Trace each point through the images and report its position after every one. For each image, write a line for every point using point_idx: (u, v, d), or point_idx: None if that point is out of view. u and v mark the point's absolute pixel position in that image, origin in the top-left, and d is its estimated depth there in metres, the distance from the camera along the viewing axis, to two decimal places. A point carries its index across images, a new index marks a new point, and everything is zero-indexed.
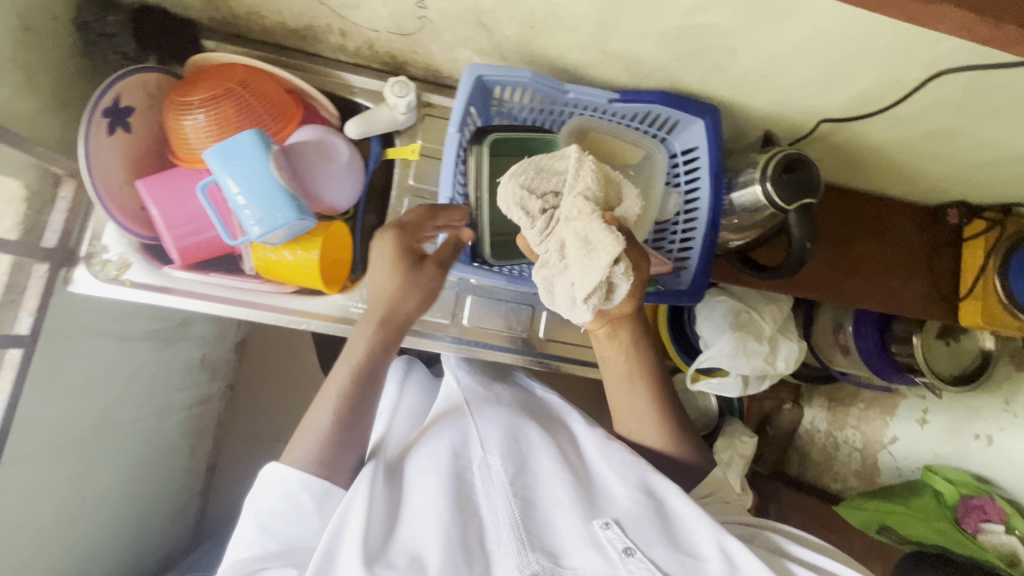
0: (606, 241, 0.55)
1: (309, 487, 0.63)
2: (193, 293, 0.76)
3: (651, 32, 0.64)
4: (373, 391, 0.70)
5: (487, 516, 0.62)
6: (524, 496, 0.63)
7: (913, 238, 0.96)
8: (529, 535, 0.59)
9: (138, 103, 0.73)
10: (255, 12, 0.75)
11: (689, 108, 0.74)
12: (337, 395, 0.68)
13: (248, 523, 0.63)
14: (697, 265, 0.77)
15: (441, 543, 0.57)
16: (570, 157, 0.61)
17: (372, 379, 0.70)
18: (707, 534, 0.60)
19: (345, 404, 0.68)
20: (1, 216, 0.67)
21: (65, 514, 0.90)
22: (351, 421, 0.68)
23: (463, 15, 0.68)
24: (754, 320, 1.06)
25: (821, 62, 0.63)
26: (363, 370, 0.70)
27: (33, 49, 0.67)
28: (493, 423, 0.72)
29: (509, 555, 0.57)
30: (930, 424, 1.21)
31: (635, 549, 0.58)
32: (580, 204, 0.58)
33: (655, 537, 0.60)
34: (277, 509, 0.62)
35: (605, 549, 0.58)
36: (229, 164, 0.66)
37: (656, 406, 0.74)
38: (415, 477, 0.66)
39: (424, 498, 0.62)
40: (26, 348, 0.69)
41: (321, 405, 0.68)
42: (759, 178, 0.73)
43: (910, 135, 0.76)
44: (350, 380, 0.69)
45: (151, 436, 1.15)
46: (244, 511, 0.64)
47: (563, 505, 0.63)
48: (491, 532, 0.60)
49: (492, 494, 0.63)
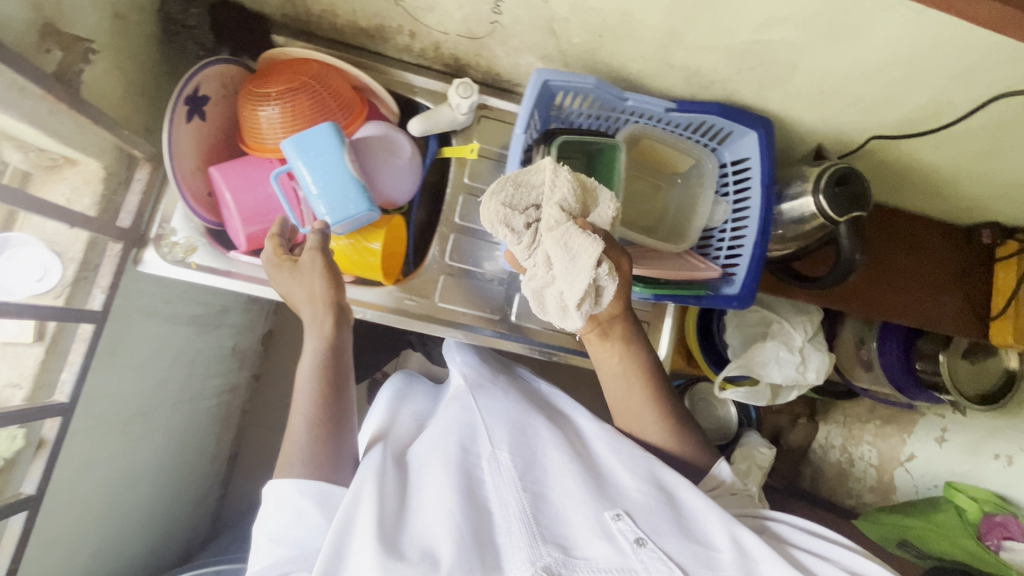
0: (587, 246, 0.56)
1: (305, 491, 0.59)
2: (255, 278, 0.79)
3: (718, 45, 0.67)
4: (338, 381, 0.69)
5: (497, 508, 0.59)
6: (535, 490, 0.61)
7: (946, 256, 0.98)
8: (540, 529, 0.57)
9: (214, 93, 0.76)
10: (329, 11, 0.78)
11: (745, 120, 0.77)
12: (310, 388, 0.67)
13: (260, 542, 0.59)
14: (746, 273, 0.78)
15: (454, 535, 0.54)
16: (545, 169, 0.61)
17: (339, 369, 0.69)
18: (719, 525, 0.59)
19: (324, 394, 0.67)
20: (80, 195, 0.70)
21: (106, 491, 0.91)
22: (332, 409, 0.67)
23: (535, 21, 0.70)
24: (785, 330, 1.08)
25: (881, 80, 0.66)
26: (333, 353, 0.69)
27: (122, 36, 0.69)
28: (499, 418, 0.70)
29: (519, 547, 0.55)
30: (949, 442, 1.19)
31: (647, 539, 0.56)
32: (558, 214, 0.58)
33: (667, 529, 0.58)
34: (283, 520, 0.59)
35: (616, 539, 0.56)
36: (305, 154, 0.69)
37: (653, 402, 0.74)
38: (421, 472, 0.64)
39: (434, 494, 0.59)
40: (97, 324, 0.72)
41: (299, 395, 0.67)
42: (811, 191, 0.76)
43: (957, 154, 0.79)
44: (314, 368, 0.68)
45: (185, 421, 1.16)
46: (255, 536, 0.60)
47: (574, 500, 0.61)
48: (501, 526, 0.57)
49: (501, 486, 0.61)
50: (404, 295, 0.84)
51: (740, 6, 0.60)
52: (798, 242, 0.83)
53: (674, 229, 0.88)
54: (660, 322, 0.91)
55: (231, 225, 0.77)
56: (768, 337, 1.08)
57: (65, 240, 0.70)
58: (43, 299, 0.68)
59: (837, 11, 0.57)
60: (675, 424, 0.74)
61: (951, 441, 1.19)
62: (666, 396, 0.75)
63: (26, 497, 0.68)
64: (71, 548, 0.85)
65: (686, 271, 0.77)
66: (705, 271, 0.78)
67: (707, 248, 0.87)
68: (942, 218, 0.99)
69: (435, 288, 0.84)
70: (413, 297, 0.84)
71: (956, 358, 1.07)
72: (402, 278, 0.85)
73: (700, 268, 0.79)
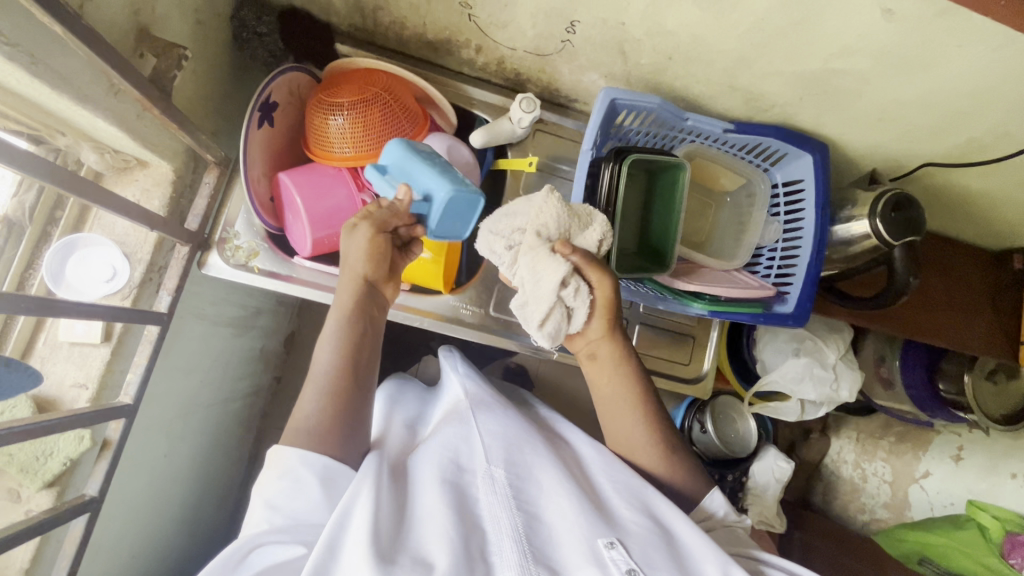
0: (550, 270, 0.59)
1: (310, 463, 0.60)
2: (314, 284, 0.79)
3: (787, 71, 0.69)
4: (356, 373, 0.67)
5: (489, 526, 0.60)
6: (529, 510, 0.62)
7: (977, 280, 1.01)
8: (531, 547, 0.57)
9: (282, 100, 0.77)
10: (398, 23, 0.79)
11: (802, 143, 0.79)
12: (321, 374, 0.65)
13: (255, 505, 0.61)
14: (801, 291, 0.81)
15: (448, 553, 0.55)
16: (537, 194, 0.64)
17: (356, 363, 0.67)
18: (713, 563, 0.59)
19: (336, 387, 0.65)
20: (150, 197, 0.70)
21: (147, 494, 0.90)
22: (343, 413, 0.65)
23: (607, 42, 0.72)
24: (819, 347, 1.08)
25: (944, 110, 0.68)
26: (348, 355, 0.67)
27: (199, 41, 0.70)
28: (498, 434, 0.70)
29: (510, 566, 0.55)
30: (966, 460, 1.22)
31: (639, 571, 0.56)
32: (533, 238, 0.62)
33: (659, 563, 0.58)
34: (281, 488, 0.59)
35: (607, 568, 0.56)
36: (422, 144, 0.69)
37: (648, 423, 0.71)
38: (417, 485, 0.65)
39: (430, 509, 0.60)
40: (163, 326, 0.71)
41: (312, 387, 0.65)
42: (867, 214, 0.78)
43: (1004, 181, 0.81)
44: (332, 361, 0.66)
45: (216, 424, 1.14)
46: (252, 498, 0.62)
47: (568, 519, 0.61)
48: (494, 546, 0.58)
49: (495, 504, 0.61)
50: (459, 304, 0.84)
51: (818, 36, 0.62)
52: (845, 263, 0.85)
53: (725, 246, 0.89)
54: (705, 336, 0.92)
55: (295, 230, 0.77)
56: (801, 354, 1.08)
57: (133, 240, 0.70)
58: (111, 299, 0.69)
59: (914, 45, 0.60)
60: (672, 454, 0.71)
61: (968, 459, 1.21)
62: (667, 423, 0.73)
63: (89, 498, 0.67)
64: (115, 550, 0.84)
65: (747, 290, 0.79)
66: (762, 290, 0.80)
67: (756, 266, 0.89)
68: (973, 242, 1.02)
69: (489, 297, 0.85)
70: (469, 306, 0.84)
71: (981, 380, 1.08)
72: (456, 287, 0.86)
73: (755, 286, 0.81)
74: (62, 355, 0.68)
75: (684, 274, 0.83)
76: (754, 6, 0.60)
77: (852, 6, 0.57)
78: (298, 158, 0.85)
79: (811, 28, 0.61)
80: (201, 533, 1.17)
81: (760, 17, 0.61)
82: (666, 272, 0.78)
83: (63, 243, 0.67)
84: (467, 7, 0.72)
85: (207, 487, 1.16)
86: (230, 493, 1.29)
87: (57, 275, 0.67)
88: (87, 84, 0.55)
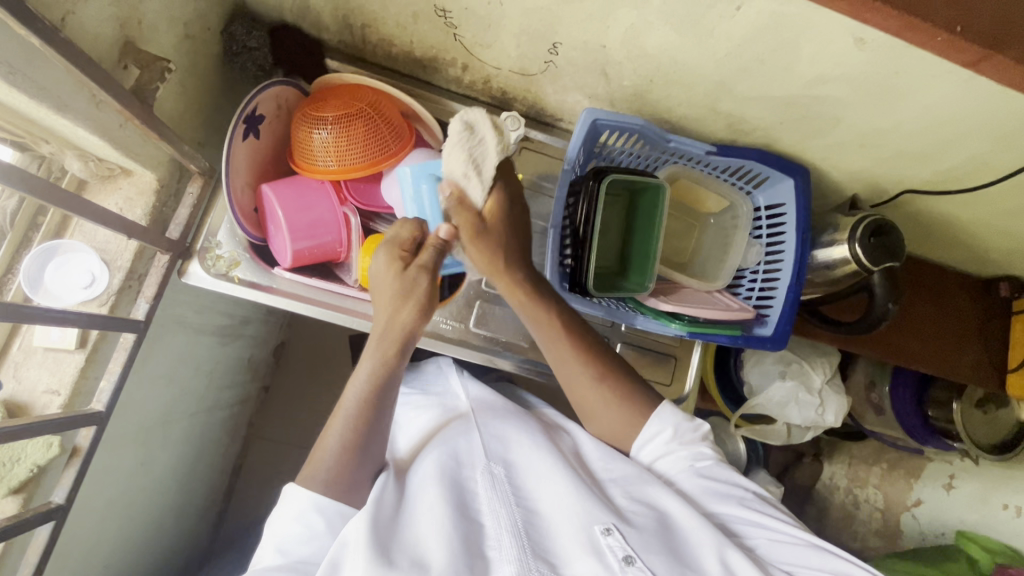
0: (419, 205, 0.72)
1: (322, 509, 0.62)
2: (298, 297, 0.78)
3: (766, 97, 0.70)
4: (380, 414, 0.67)
5: (490, 526, 0.62)
6: (527, 506, 0.65)
7: (966, 307, 0.99)
8: (530, 543, 0.60)
9: (269, 113, 0.78)
10: (386, 41, 0.80)
11: (783, 167, 0.79)
12: (346, 414, 0.66)
13: (266, 551, 0.62)
14: (780, 315, 0.81)
15: (448, 547, 0.59)
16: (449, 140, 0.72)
17: (383, 402, 0.68)
18: (709, 547, 0.60)
19: (357, 426, 0.65)
20: (132, 206, 0.71)
21: (123, 503, 0.90)
22: (360, 444, 0.65)
23: (589, 64, 0.73)
24: (805, 371, 1.06)
25: (923, 139, 0.69)
26: (375, 392, 0.67)
27: (187, 54, 0.72)
28: (500, 432, 0.74)
29: (508, 561, 0.58)
30: (957, 489, 1.19)
31: (635, 558, 0.58)
32: None
33: (656, 547, 0.60)
34: (293, 532, 0.61)
35: (604, 556, 0.58)
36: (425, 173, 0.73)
37: (596, 376, 0.73)
38: (418, 482, 0.68)
39: (428, 504, 0.64)
40: (139, 333, 0.71)
41: (335, 422, 0.66)
42: (848, 240, 0.78)
43: (986, 210, 0.81)
44: (359, 402, 0.66)
45: (199, 434, 1.11)
46: (263, 539, 0.63)
47: (563, 511, 0.63)
48: (492, 539, 0.61)
49: (494, 500, 0.65)
50: (439, 319, 0.83)
51: (794, 64, 0.63)
52: (827, 287, 0.85)
53: (708, 268, 0.89)
54: (687, 356, 0.89)
55: (277, 241, 0.77)
56: (787, 378, 1.06)
57: (113, 248, 0.71)
58: (89, 306, 0.69)
59: (888, 74, 0.60)
60: (626, 400, 0.73)
61: (959, 488, 1.19)
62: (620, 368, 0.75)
63: (55, 506, 0.67)
64: (85, 558, 0.83)
65: (726, 312, 0.79)
66: (742, 313, 0.80)
67: (738, 288, 0.89)
68: (960, 269, 1.00)
69: (469, 313, 0.84)
70: (448, 321, 0.83)
71: (971, 408, 1.06)
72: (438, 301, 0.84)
73: (735, 309, 0.81)
74: (36, 361, 0.69)
75: (664, 293, 0.83)
76: (730, 32, 0.61)
77: (826, 35, 0.57)
78: (283, 170, 0.86)
79: (787, 55, 0.62)
80: (182, 543, 1.16)
81: (737, 44, 0.62)
82: (644, 293, 0.78)
83: (43, 249, 0.69)
84: (452, 27, 0.73)
85: (191, 498, 1.15)
86: (214, 506, 1.27)
87: (35, 280, 0.69)
88: (68, 95, 0.56)
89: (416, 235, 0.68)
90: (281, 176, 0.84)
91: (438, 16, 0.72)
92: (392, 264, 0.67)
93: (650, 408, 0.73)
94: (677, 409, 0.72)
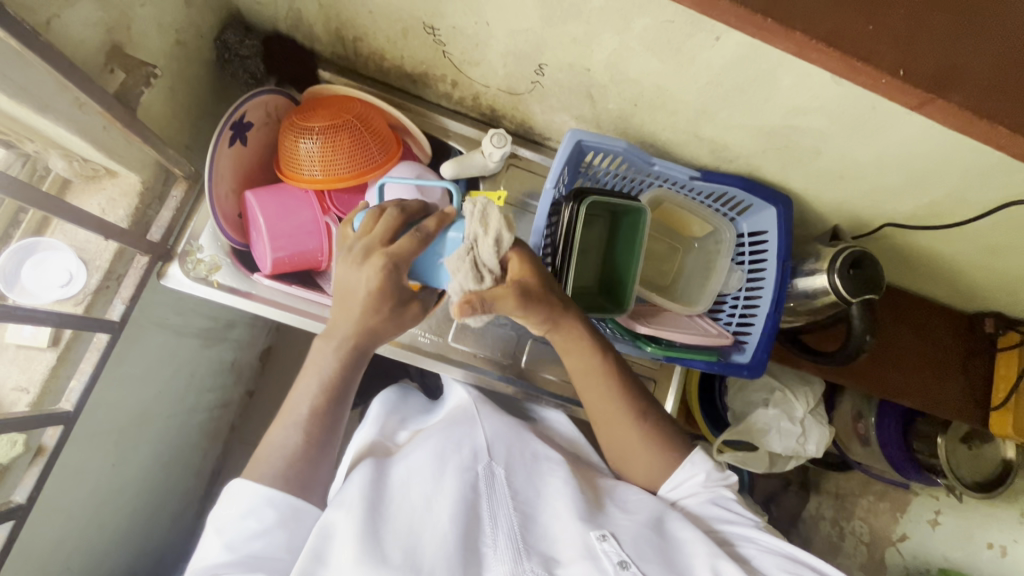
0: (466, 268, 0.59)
1: (275, 502, 0.58)
2: (273, 301, 0.77)
3: (747, 125, 0.70)
4: (341, 409, 0.65)
5: (487, 524, 0.62)
6: (525, 509, 0.64)
7: (948, 342, 0.98)
8: (525, 544, 0.60)
9: (257, 120, 0.79)
10: (377, 55, 0.81)
11: (766, 195, 0.79)
12: (301, 414, 0.63)
13: (210, 539, 0.57)
14: (758, 342, 0.82)
15: (442, 546, 0.58)
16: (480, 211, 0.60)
17: (343, 395, 0.65)
18: (703, 556, 0.59)
19: (318, 423, 0.63)
20: (115, 207, 0.71)
21: (92, 507, 0.88)
22: (321, 440, 0.63)
23: (575, 86, 0.74)
24: (787, 398, 1.03)
25: (903, 174, 0.70)
26: (333, 387, 0.64)
27: (177, 60, 0.74)
28: (501, 437, 0.72)
29: (501, 561, 0.57)
30: (942, 525, 1.15)
31: (630, 563, 0.57)
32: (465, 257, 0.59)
33: (652, 556, 0.59)
34: (242, 526, 0.57)
35: (599, 560, 0.57)
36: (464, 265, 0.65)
37: (628, 401, 0.70)
38: (408, 471, 0.66)
39: (425, 497, 0.63)
40: (112, 334, 0.71)
41: (289, 421, 0.63)
42: (826, 270, 0.79)
43: (970, 247, 0.81)
44: (318, 396, 0.63)
45: (175, 438, 1.08)
46: (206, 530, 0.58)
47: (564, 520, 0.62)
48: (488, 538, 0.60)
49: (493, 500, 0.64)
50: (417, 331, 0.80)
51: (773, 94, 0.63)
52: (810, 316, 0.86)
53: (691, 291, 0.89)
54: (667, 379, 0.87)
55: (259, 247, 0.77)
56: (770, 405, 1.03)
57: (93, 248, 0.71)
58: (63, 305, 0.69)
59: (864, 109, 0.61)
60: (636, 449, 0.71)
61: (945, 524, 1.15)
62: (603, 395, 0.71)
63: (15, 506, 0.67)
64: (49, 559, 0.82)
65: (703, 338, 0.79)
66: (720, 338, 0.81)
67: (719, 314, 0.89)
68: (945, 303, 0.99)
69: (448, 327, 0.81)
70: (427, 334, 0.80)
71: (955, 444, 1.03)
72: None
73: (714, 335, 0.82)
74: (7, 358, 0.69)
75: (644, 316, 0.82)
76: (710, 61, 0.61)
77: (801, 69, 0.58)
78: (269, 177, 0.86)
79: (764, 86, 0.63)
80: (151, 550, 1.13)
81: (717, 72, 0.63)
82: (624, 314, 0.78)
83: (20, 246, 0.68)
84: (441, 44, 0.74)
85: (165, 502, 1.13)
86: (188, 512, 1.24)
87: (10, 278, 0.68)
88: (49, 95, 0.57)
89: (394, 231, 0.62)
90: (266, 182, 0.85)
91: (428, 33, 0.73)
92: (380, 280, 0.60)
93: (682, 450, 0.71)
94: (706, 453, 0.71)
